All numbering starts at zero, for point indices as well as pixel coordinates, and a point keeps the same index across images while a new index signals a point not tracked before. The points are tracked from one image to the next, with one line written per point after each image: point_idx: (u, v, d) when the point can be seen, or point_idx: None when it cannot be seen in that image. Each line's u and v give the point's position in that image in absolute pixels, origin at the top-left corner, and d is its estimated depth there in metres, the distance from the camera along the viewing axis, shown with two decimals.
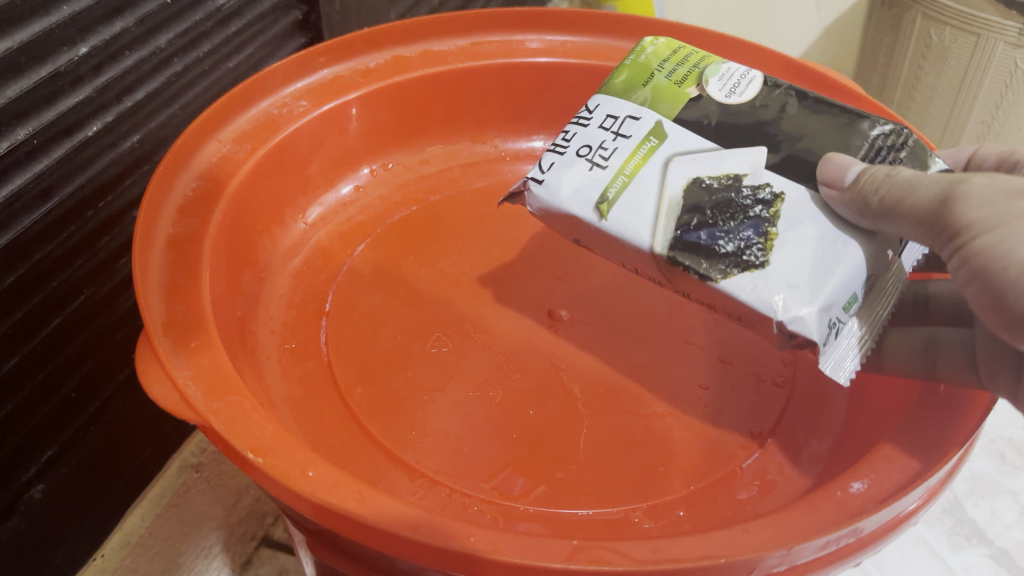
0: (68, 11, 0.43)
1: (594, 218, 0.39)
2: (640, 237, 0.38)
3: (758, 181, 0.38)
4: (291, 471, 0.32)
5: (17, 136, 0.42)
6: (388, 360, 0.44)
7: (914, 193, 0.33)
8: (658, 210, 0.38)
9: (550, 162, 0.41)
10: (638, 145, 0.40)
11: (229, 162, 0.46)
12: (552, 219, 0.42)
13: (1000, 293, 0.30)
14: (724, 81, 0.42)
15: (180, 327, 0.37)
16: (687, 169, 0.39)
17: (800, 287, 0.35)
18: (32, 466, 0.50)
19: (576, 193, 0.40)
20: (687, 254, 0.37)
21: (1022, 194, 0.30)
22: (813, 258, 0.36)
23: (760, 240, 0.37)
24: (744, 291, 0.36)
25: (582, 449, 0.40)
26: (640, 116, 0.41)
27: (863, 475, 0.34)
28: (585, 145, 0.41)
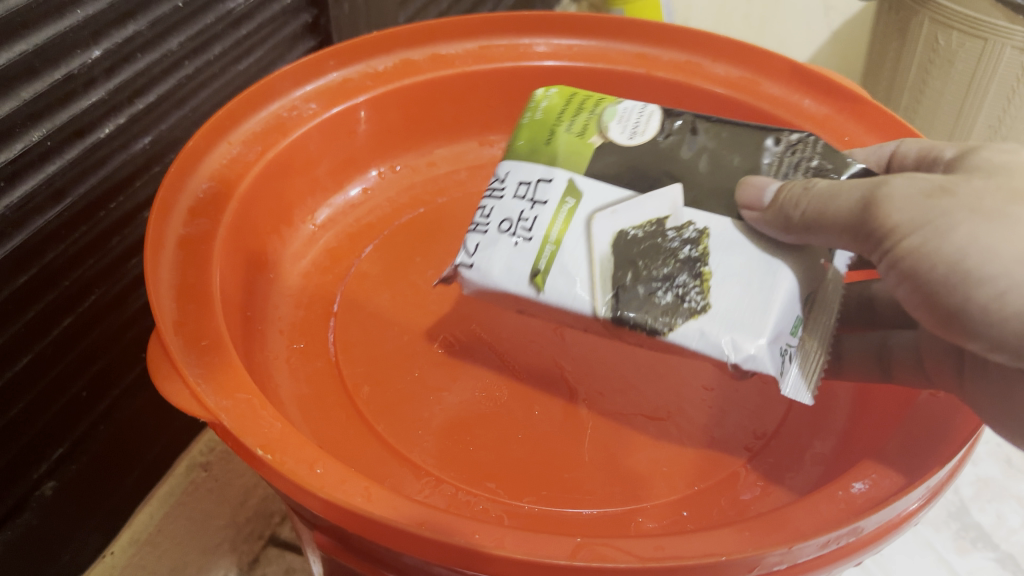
0: (82, 15, 0.43)
1: (532, 292, 0.38)
2: (584, 303, 0.38)
3: (680, 221, 0.39)
4: (300, 468, 0.32)
5: (30, 138, 0.43)
6: (395, 361, 0.44)
7: (834, 201, 0.34)
8: (591, 271, 0.38)
9: (472, 241, 0.40)
10: (557, 208, 0.40)
11: (239, 164, 0.46)
12: (492, 297, 0.41)
13: (933, 290, 0.31)
14: (623, 122, 0.43)
15: (191, 325, 0.38)
16: (611, 223, 0.39)
17: (747, 324, 0.36)
18: (44, 464, 0.50)
19: (509, 272, 0.39)
20: (632, 310, 0.37)
21: (939, 192, 0.31)
22: (749, 292, 0.36)
23: (696, 283, 0.37)
24: (693, 340, 0.36)
25: (586, 450, 0.41)
26: (553, 178, 0.41)
27: (865, 475, 0.34)
28: (505, 218, 0.40)
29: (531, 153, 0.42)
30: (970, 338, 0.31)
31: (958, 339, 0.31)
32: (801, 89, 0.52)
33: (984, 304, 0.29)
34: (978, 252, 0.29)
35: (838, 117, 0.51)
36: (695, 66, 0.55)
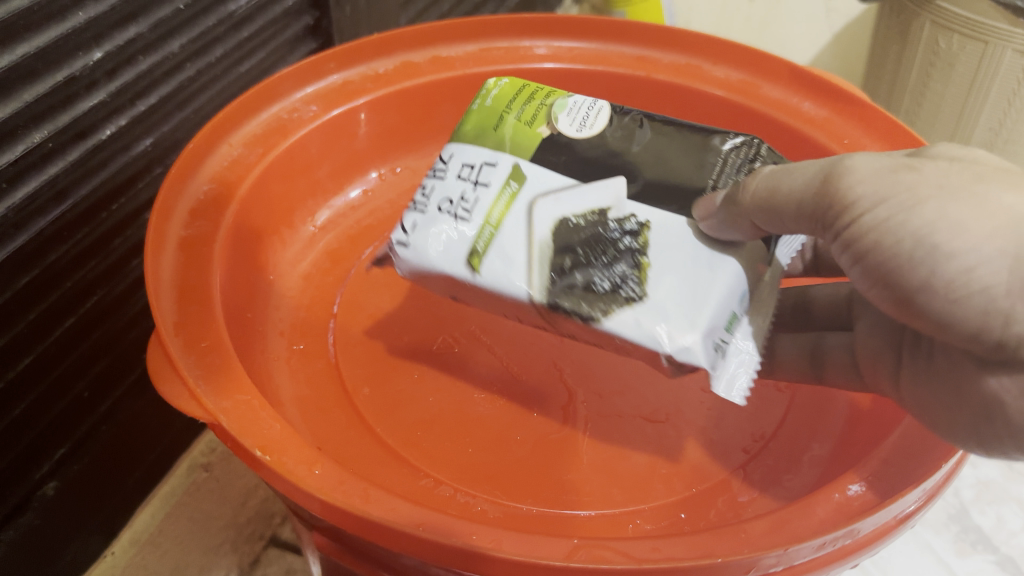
0: (84, 17, 0.44)
1: (468, 274, 0.39)
2: (519, 286, 0.38)
3: (622, 213, 0.39)
4: (299, 469, 0.32)
5: (32, 139, 0.43)
6: (395, 363, 0.44)
7: (793, 183, 0.34)
8: (530, 255, 0.39)
9: (410, 220, 0.41)
10: (499, 192, 0.40)
11: (239, 166, 0.47)
12: (427, 279, 0.42)
13: (893, 265, 0.30)
14: (572, 115, 0.43)
15: (191, 326, 0.38)
16: (553, 210, 0.39)
17: (682, 316, 0.36)
18: (46, 464, 0.51)
19: (446, 253, 0.40)
20: (567, 298, 0.38)
21: (905, 168, 0.30)
22: (688, 285, 0.37)
23: (635, 273, 0.37)
24: (626, 330, 0.36)
25: (585, 451, 0.41)
26: (496, 162, 0.41)
27: (861, 478, 0.34)
28: (445, 199, 0.41)
29: (478, 138, 0.43)
30: (932, 319, 0.30)
31: (922, 322, 0.30)
32: (800, 92, 0.52)
33: (948, 283, 0.28)
34: (944, 227, 0.28)
35: (838, 120, 0.51)
36: (696, 69, 0.55)
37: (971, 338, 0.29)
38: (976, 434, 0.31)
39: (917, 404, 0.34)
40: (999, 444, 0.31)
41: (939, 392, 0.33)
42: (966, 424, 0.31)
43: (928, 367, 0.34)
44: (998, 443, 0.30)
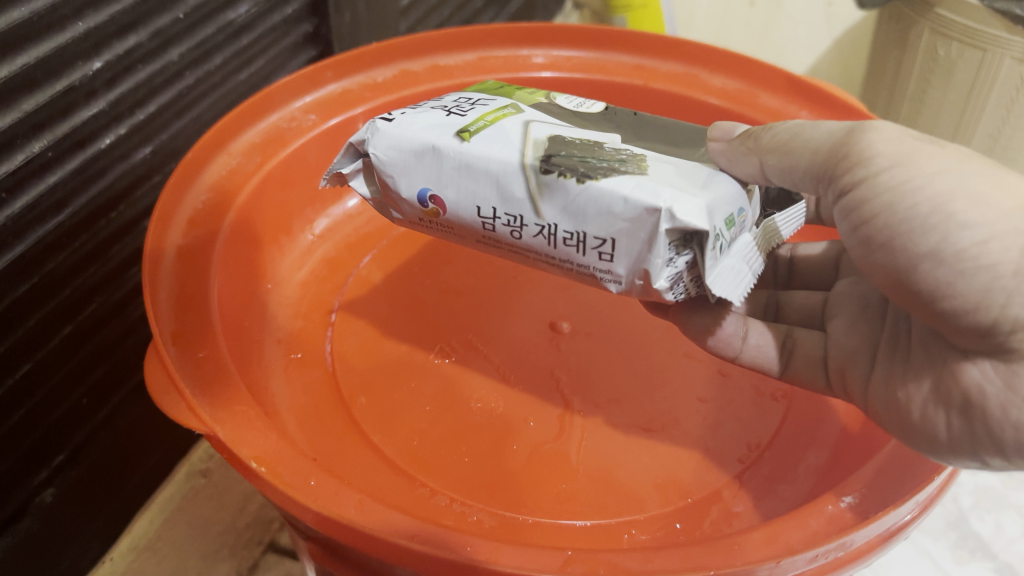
0: (83, 28, 0.44)
1: (456, 142, 0.38)
2: (510, 153, 0.37)
3: (620, 146, 0.38)
4: (294, 479, 0.33)
5: (32, 148, 0.44)
6: (391, 372, 0.45)
7: (816, 133, 0.36)
8: (523, 139, 0.37)
9: (402, 113, 0.40)
10: (496, 110, 0.40)
11: (238, 175, 0.47)
12: (400, 169, 0.39)
13: (904, 224, 0.32)
14: (570, 100, 0.43)
15: (188, 334, 0.38)
16: (550, 124, 0.39)
17: (687, 186, 0.34)
18: (44, 470, 0.51)
19: (434, 127, 0.38)
20: (563, 163, 0.36)
21: (926, 141, 0.33)
22: (688, 176, 0.35)
23: (635, 160, 0.36)
24: (626, 188, 0.34)
25: (580, 461, 0.41)
26: (494, 99, 0.41)
27: (854, 490, 0.34)
28: (441, 107, 0.41)
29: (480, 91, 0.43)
30: (930, 282, 0.32)
31: (919, 286, 0.33)
32: (798, 101, 0.53)
33: (958, 250, 0.31)
34: (962, 197, 0.31)
35: None
36: (693, 78, 0.55)
37: (965, 312, 0.31)
38: (951, 436, 0.33)
39: (892, 411, 0.37)
40: (973, 446, 0.33)
41: (917, 399, 0.35)
42: (943, 425, 0.33)
43: (905, 373, 0.36)
44: (974, 443, 0.32)
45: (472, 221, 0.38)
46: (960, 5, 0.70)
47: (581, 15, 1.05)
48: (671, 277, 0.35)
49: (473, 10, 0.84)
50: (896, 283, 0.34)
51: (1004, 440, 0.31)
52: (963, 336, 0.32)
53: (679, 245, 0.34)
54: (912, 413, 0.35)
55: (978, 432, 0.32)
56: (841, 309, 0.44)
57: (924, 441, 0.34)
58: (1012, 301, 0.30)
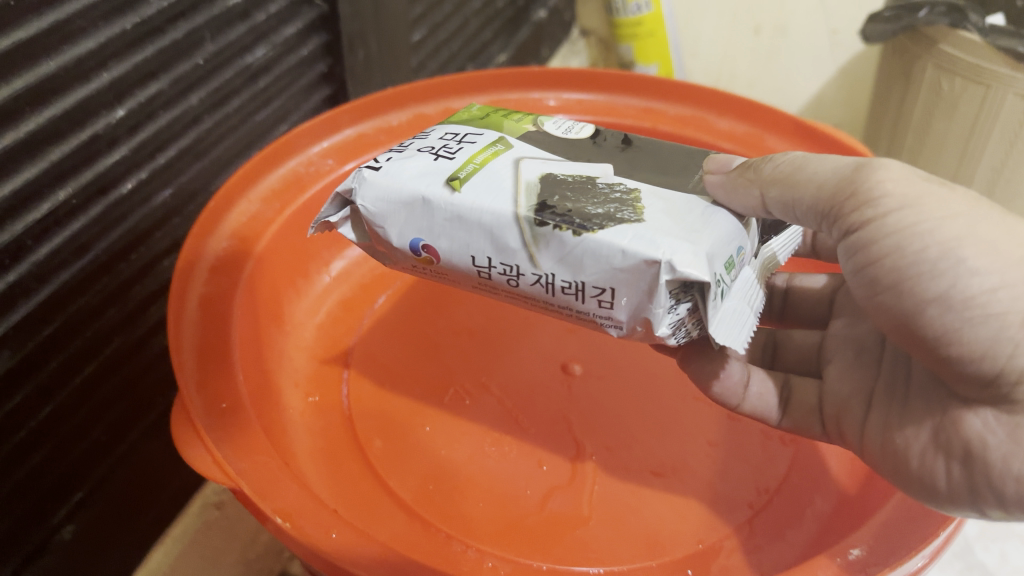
0: (107, 78, 0.45)
1: (447, 192, 0.38)
2: (501, 204, 0.37)
3: (612, 181, 0.39)
4: (316, 533, 0.34)
5: (57, 197, 0.45)
6: (406, 414, 0.46)
7: (818, 170, 0.37)
8: (516, 185, 0.38)
9: (388, 157, 0.41)
10: (484, 147, 0.41)
11: (258, 222, 0.48)
12: (390, 217, 0.39)
13: (916, 269, 0.34)
14: (558, 124, 0.44)
15: (212, 386, 0.40)
16: (539, 166, 0.39)
17: (683, 235, 0.35)
18: (64, 507, 0.52)
19: (423, 175, 0.39)
20: (559, 215, 0.37)
21: (931, 182, 0.34)
22: (684, 218, 0.36)
23: (629, 205, 0.37)
24: (625, 240, 0.35)
25: (593, 507, 0.42)
26: (481, 133, 0.42)
27: (862, 542, 0.35)
28: (427, 147, 0.41)
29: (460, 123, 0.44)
30: (938, 327, 0.33)
31: (926, 331, 0.34)
32: (803, 144, 0.54)
33: (968, 298, 0.32)
34: (973, 245, 0.32)
35: None
36: (700, 120, 0.56)
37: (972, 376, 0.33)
38: (950, 485, 0.35)
39: (891, 458, 0.38)
40: (972, 497, 0.34)
41: (916, 446, 0.37)
42: (942, 473, 0.35)
43: (902, 420, 0.38)
44: (972, 492, 0.34)
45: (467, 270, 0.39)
46: (962, 41, 0.71)
47: (588, 42, 1.06)
48: (673, 324, 0.36)
49: (481, 42, 0.85)
50: (901, 323, 0.35)
51: (1004, 491, 0.33)
52: (962, 384, 0.34)
53: (679, 293, 0.35)
54: (910, 462, 0.37)
55: (975, 485, 0.34)
56: (838, 355, 0.45)
57: (924, 491, 0.36)
58: (1019, 352, 0.31)
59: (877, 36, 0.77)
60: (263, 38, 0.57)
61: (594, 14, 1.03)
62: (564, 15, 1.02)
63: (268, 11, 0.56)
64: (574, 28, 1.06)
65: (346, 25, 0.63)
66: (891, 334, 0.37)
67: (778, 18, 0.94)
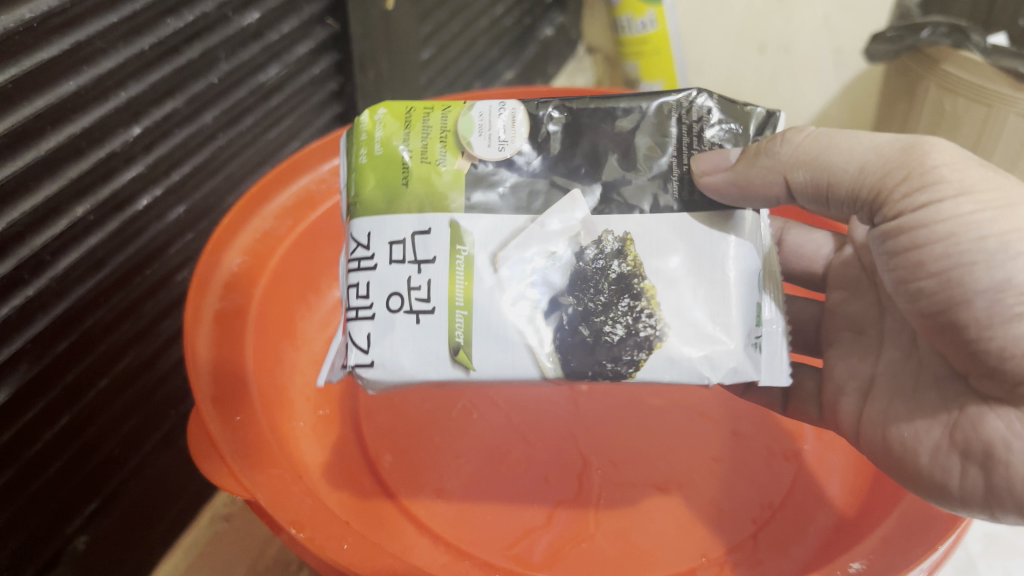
0: (124, 97, 0.46)
1: (462, 374, 0.37)
2: (524, 369, 0.37)
3: (596, 235, 0.39)
4: (329, 543, 0.35)
5: (75, 213, 0.46)
6: (415, 428, 0.46)
7: (859, 150, 0.37)
8: (518, 319, 0.38)
9: (366, 334, 0.38)
10: (449, 262, 0.38)
11: (271, 239, 0.50)
12: (404, 388, 0.39)
13: (970, 257, 0.34)
14: (485, 134, 0.39)
15: (227, 401, 0.41)
16: (520, 265, 0.38)
17: (714, 349, 0.37)
18: (78, 518, 0.52)
19: (423, 359, 0.37)
20: (585, 357, 0.38)
21: (985, 169, 0.35)
22: (700, 306, 0.38)
23: (643, 304, 0.38)
24: (667, 374, 0.37)
25: (600, 523, 0.42)
26: (429, 227, 0.39)
27: (861, 556, 0.37)
28: (393, 293, 0.38)
29: (390, 204, 0.39)
30: (982, 316, 0.34)
31: (966, 317, 0.34)
32: None
33: None
34: None
35: None
36: None
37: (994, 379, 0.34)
38: (963, 486, 0.36)
39: (899, 454, 0.39)
40: (985, 499, 0.35)
41: (928, 442, 0.37)
42: (956, 473, 0.36)
43: (912, 413, 0.39)
44: (983, 496, 0.35)
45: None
46: (964, 61, 0.72)
47: (594, 59, 1.07)
48: None
49: (488, 60, 0.87)
50: (940, 311, 0.36)
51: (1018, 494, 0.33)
52: (987, 382, 0.35)
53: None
54: (921, 460, 0.38)
55: (988, 486, 0.35)
56: (838, 336, 0.47)
57: (935, 491, 0.37)
58: None
59: (882, 54, 0.78)
60: (276, 58, 0.58)
61: (600, 33, 1.04)
62: (571, 34, 1.03)
63: (281, 31, 0.57)
64: (579, 45, 1.07)
65: (357, 45, 0.64)
66: (926, 322, 0.37)
67: (782, 39, 0.94)
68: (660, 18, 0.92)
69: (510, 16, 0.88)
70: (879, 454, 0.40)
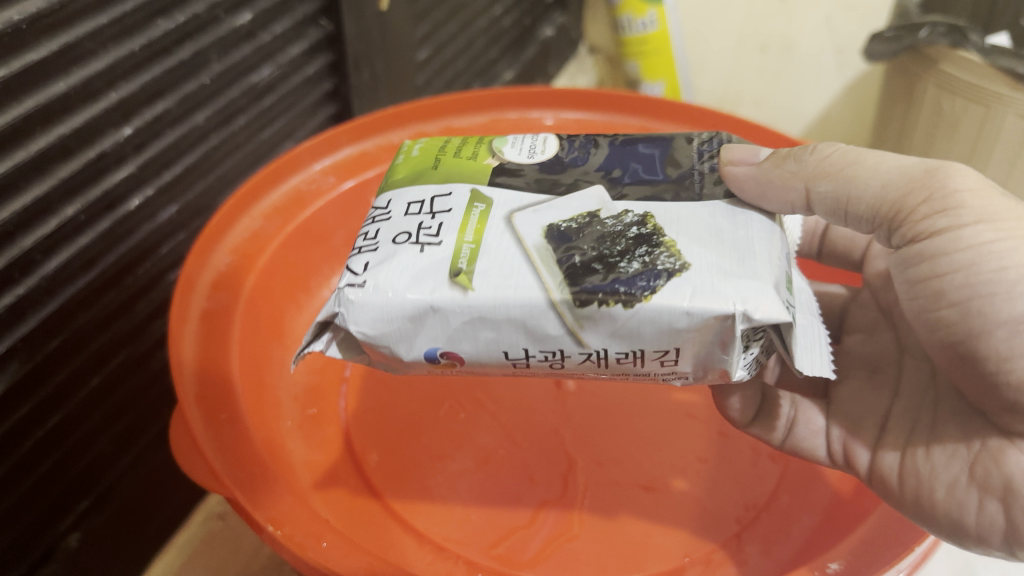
0: (115, 97, 0.47)
1: (459, 294, 0.35)
2: (526, 293, 0.35)
3: (616, 211, 0.38)
4: (307, 541, 0.35)
5: (65, 213, 0.46)
6: (403, 428, 0.46)
7: (882, 168, 0.37)
8: (530, 259, 0.36)
9: (365, 260, 0.37)
10: (465, 213, 0.38)
11: (260, 239, 0.50)
12: (388, 331, 0.36)
13: (991, 293, 0.34)
14: (517, 147, 0.43)
15: (211, 400, 0.41)
16: (535, 221, 0.38)
17: (739, 276, 0.34)
18: (69, 516, 0.53)
19: (418, 280, 0.35)
20: (594, 286, 0.35)
21: (1007, 195, 0.35)
22: (723, 254, 0.36)
23: (662, 249, 0.36)
24: (684, 302, 0.34)
25: (582, 523, 0.42)
26: (450, 191, 0.39)
27: (840, 556, 0.37)
28: (400, 233, 0.38)
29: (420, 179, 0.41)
30: (1001, 349, 0.33)
31: (987, 349, 0.34)
32: None
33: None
34: None
35: None
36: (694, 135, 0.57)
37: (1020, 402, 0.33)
38: (980, 519, 0.35)
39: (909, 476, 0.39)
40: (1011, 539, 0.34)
41: (945, 476, 0.37)
42: (973, 508, 0.35)
43: (929, 440, 0.39)
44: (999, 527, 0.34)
45: (501, 362, 0.37)
46: (963, 61, 0.71)
47: (596, 60, 1.07)
48: (748, 365, 0.36)
49: (487, 60, 0.87)
50: (960, 341, 0.36)
51: None
52: (1009, 417, 0.34)
53: (750, 339, 0.35)
54: (934, 493, 0.37)
55: (1007, 523, 0.34)
56: (853, 363, 0.47)
57: (949, 526, 0.36)
58: None
59: (880, 55, 0.78)
60: (269, 58, 0.58)
61: (602, 32, 1.05)
62: (571, 34, 1.04)
63: (274, 31, 0.57)
64: (581, 46, 1.07)
65: (351, 46, 0.64)
66: (949, 356, 0.37)
67: (784, 38, 0.94)
68: (661, 18, 0.92)
69: (509, 16, 0.88)
70: (888, 488, 0.40)
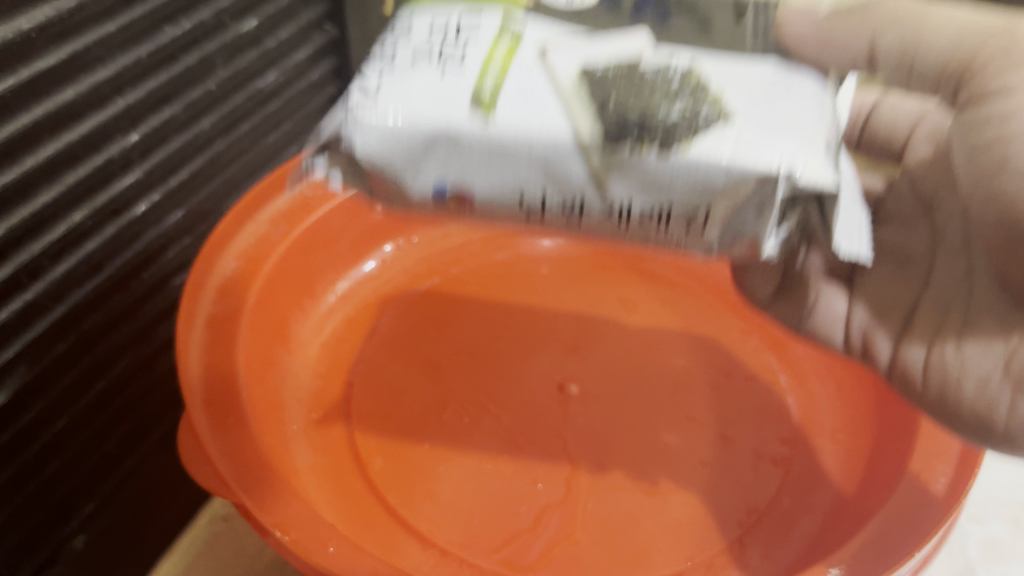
0: (122, 104, 0.47)
1: (480, 120, 0.33)
2: (552, 128, 0.33)
3: (658, 58, 0.35)
4: (313, 545, 0.36)
5: (73, 219, 0.46)
6: (407, 431, 0.47)
7: (954, 24, 0.36)
8: (563, 91, 0.33)
9: (379, 79, 0.34)
10: (495, 38, 0.36)
11: (265, 243, 0.50)
12: (402, 142, 0.34)
13: None
14: None
15: (217, 405, 0.42)
16: (568, 55, 0.35)
17: (785, 129, 0.32)
18: (75, 519, 0.53)
19: (436, 100, 0.33)
20: (625, 130, 0.33)
21: None
22: (770, 109, 0.33)
23: (709, 98, 0.33)
24: (725, 154, 0.32)
25: (585, 526, 0.43)
26: (478, 13, 0.37)
27: (840, 560, 0.36)
28: (425, 51, 0.35)
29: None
30: None
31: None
32: None
33: None
34: None
35: None
36: None
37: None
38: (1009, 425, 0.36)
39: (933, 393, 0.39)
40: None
41: (975, 372, 0.37)
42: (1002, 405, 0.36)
43: (960, 332, 0.38)
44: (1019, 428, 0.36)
45: (514, 208, 0.35)
46: None
47: None
48: (776, 245, 0.34)
49: None
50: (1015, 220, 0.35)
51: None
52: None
53: (785, 212, 0.33)
54: (962, 390, 0.37)
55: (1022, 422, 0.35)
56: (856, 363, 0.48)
57: (978, 429, 0.37)
58: None
59: None
60: (273, 64, 0.59)
61: None
62: None
63: (278, 37, 0.58)
64: None
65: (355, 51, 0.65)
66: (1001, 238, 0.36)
67: None
68: None
69: None
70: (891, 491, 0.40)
